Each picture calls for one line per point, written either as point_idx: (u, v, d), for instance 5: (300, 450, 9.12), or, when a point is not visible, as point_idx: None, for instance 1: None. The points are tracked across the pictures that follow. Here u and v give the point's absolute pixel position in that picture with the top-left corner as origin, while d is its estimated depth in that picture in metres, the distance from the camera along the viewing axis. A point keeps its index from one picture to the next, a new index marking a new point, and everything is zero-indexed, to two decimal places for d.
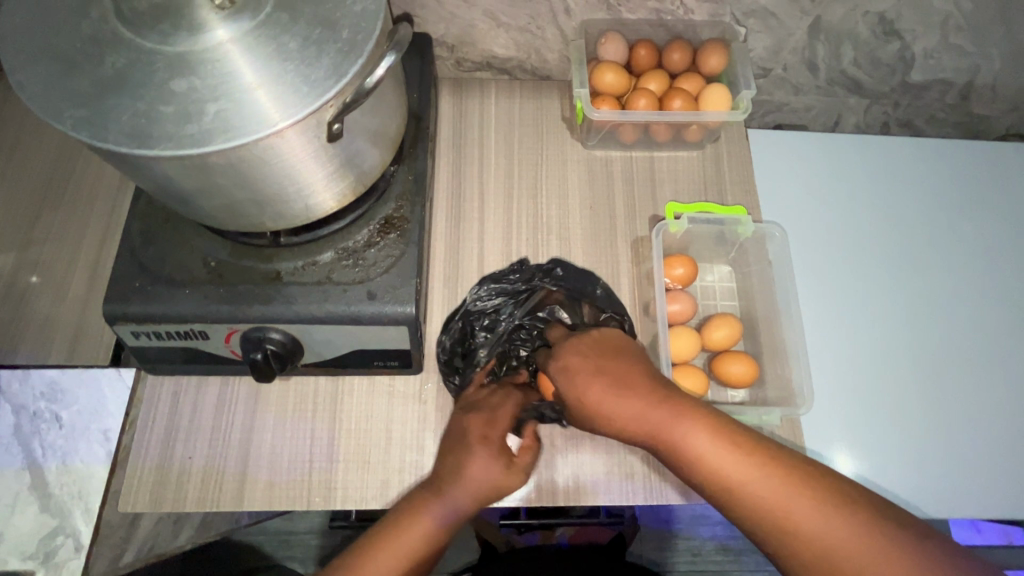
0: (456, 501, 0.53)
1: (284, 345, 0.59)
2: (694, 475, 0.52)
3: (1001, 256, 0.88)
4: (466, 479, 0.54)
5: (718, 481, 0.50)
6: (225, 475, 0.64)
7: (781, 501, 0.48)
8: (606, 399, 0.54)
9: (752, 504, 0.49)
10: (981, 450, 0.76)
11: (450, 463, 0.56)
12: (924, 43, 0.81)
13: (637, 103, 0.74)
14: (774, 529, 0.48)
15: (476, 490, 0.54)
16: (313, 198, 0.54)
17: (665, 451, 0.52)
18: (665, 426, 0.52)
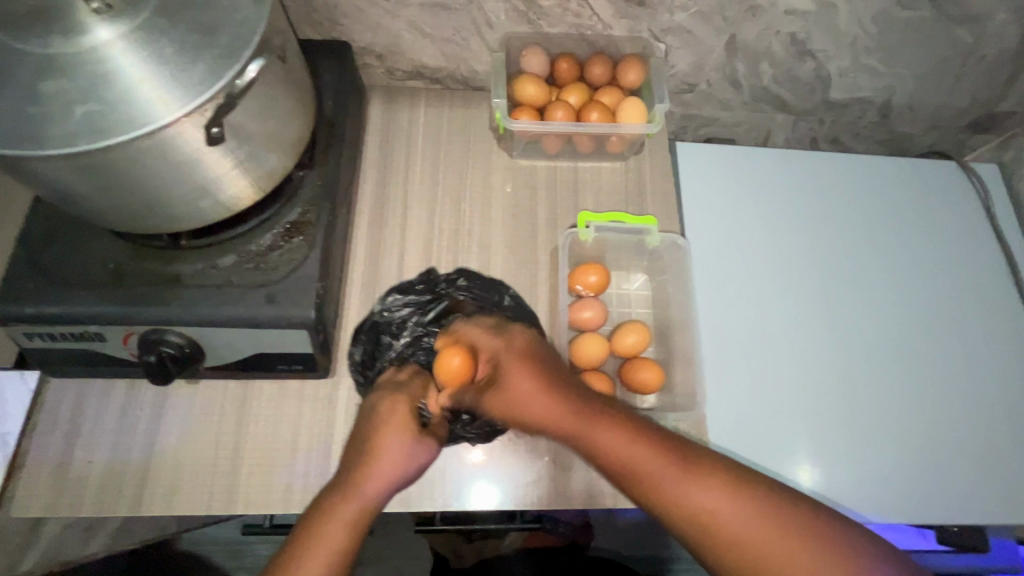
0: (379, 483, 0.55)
1: (182, 348, 0.59)
2: (643, 491, 0.51)
3: (913, 270, 0.90)
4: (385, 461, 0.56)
5: (665, 495, 0.50)
6: (126, 479, 0.63)
7: (732, 524, 0.48)
8: (553, 400, 0.58)
9: (706, 522, 0.49)
10: (877, 456, 0.77)
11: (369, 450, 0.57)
12: (838, 64, 0.84)
13: (555, 115, 0.76)
14: (729, 552, 0.48)
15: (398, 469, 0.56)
16: (206, 201, 0.54)
17: (607, 465, 0.53)
18: (606, 439, 0.54)
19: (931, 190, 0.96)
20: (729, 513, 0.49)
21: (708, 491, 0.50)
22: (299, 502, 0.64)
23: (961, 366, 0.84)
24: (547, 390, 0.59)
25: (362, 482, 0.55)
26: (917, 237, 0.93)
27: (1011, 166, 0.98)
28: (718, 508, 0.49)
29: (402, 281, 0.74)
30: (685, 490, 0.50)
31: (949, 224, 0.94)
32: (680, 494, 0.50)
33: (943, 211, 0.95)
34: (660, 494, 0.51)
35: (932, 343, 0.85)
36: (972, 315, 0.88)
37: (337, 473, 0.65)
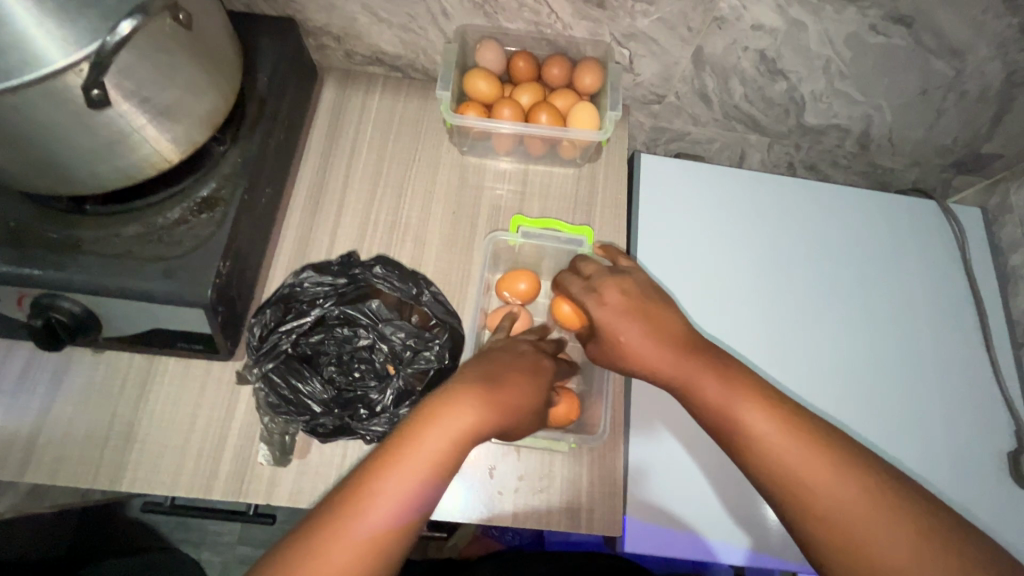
0: (390, 508, 0.45)
1: (75, 315, 0.57)
2: (727, 432, 0.52)
3: (878, 308, 0.85)
4: (401, 479, 0.46)
5: (744, 439, 0.51)
6: (15, 444, 0.62)
7: (794, 457, 0.49)
8: (655, 339, 0.56)
9: (765, 461, 0.50)
10: None
11: (384, 456, 0.47)
12: (810, 86, 0.80)
13: (502, 113, 0.74)
14: (792, 491, 0.48)
15: (419, 490, 0.46)
16: (100, 167, 0.52)
17: (700, 408, 0.54)
18: (707, 387, 0.53)
19: (909, 222, 0.91)
20: (790, 451, 0.49)
21: (761, 417, 0.51)
22: (185, 487, 0.62)
23: (916, 402, 0.79)
24: (649, 331, 0.56)
25: (385, 483, 0.45)
26: (887, 265, 0.87)
27: (995, 212, 0.93)
28: (778, 442, 0.49)
29: (322, 261, 0.69)
30: (751, 415, 0.51)
31: (923, 258, 0.88)
32: (765, 436, 0.50)
33: (919, 248, 0.89)
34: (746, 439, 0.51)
35: (886, 375, 0.81)
36: (934, 353, 0.83)
37: (229, 460, 0.63)
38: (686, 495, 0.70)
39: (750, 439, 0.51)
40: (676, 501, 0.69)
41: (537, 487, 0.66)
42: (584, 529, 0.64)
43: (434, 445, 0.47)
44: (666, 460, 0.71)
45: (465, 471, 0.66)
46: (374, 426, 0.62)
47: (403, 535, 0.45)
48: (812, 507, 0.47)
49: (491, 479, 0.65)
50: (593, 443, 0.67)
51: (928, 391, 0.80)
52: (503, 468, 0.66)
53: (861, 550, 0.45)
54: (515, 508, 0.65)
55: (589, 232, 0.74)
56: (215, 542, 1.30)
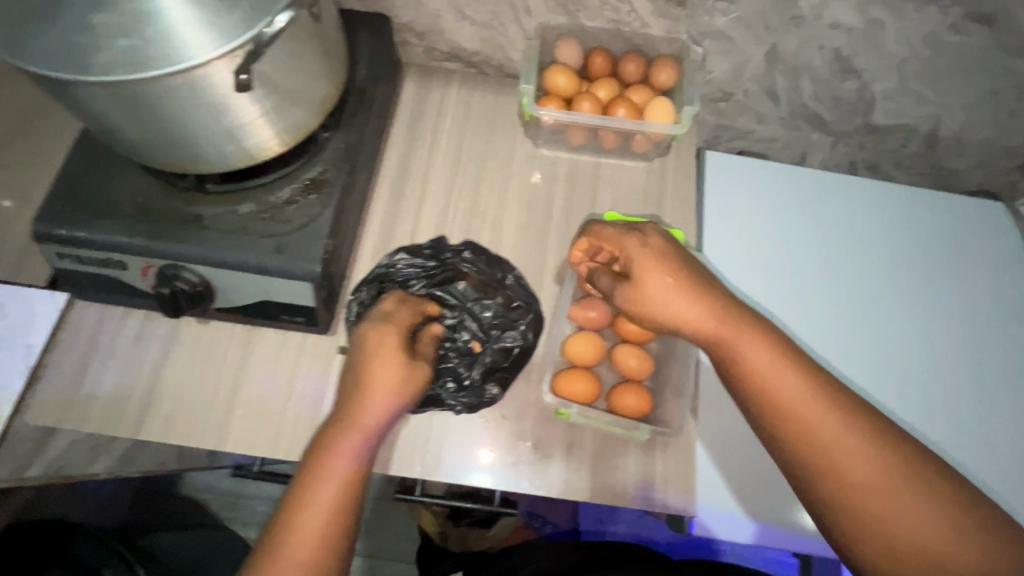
0: (325, 511, 0.52)
1: (195, 286, 0.62)
2: (764, 406, 0.55)
3: (948, 306, 0.85)
4: (325, 485, 0.53)
5: (781, 413, 0.54)
6: (130, 404, 0.67)
7: (829, 440, 0.52)
8: (689, 292, 0.58)
9: (800, 435, 0.53)
10: None
11: (306, 472, 0.53)
12: (882, 85, 0.81)
13: (582, 106, 0.77)
14: (827, 470, 0.52)
15: (330, 496, 0.52)
16: (228, 147, 0.57)
17: (742, 376, 0.56)
18: (746, 345, 0.56)
19: (977, 232, 0.91)
20: (827, 429, 0.52)
21: (804, 397, 0.54)
22: (284, 450, 0.66)
23: (977, 396, 0.80)
24: (690, 293, 0.58)
25: (311, 505, 0.52)
26: (946, 267, 0.88)
27: None
28: (816, 424, 0.53)
29: (414, 244, 0.76)
30: (800, 401, 0.53)
31: (993, 259, 0.89)
32: (804, 411, 0.53)
33: (987, 247, 0.90)
34: (786, 416, 0.54)
35: (947, 367, 0.81)
36: (1003, 352, 0.83)
37: None
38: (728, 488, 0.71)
39: (792, 416, 0.53)
40: (716, 492, 0.71)
41: (612, 466, 0.67)
42: (658, 509, 0.66)
43: (345, 451, 0.54)
44: (714, 450, 0.72)
45: (543, 449, 0.67)
46: (461, 399, 0.68)
47: (342, 528, 0.52)
48: (831, 478, 0.51)
49: (567, 458, 0.67)
50: (673, 432, 0.69)
51: (996, 390, 0.81)
52: (580, 448, 0.68)
53: (876, 521, 0.50)
54: (590, 485, 0.66)
55: (681, 234, 0.78)
56: (262, 522, 1.36)
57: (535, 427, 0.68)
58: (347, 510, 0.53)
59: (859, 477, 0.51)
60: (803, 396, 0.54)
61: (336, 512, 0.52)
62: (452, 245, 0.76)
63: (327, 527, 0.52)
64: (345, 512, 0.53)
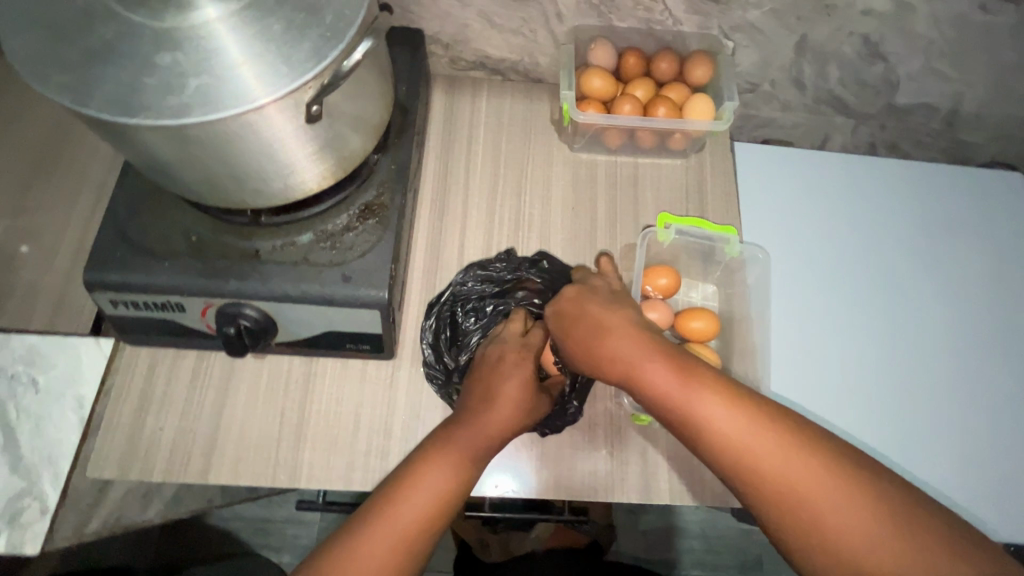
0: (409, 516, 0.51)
1: (257, 322, 0.61)
2: (681, 422, 0.52)
3: (979, 278, 0.89)
4: (418, 489, 0.53)
5: (711, 439, 0.50)
6: (194, 447, 0.65)
7: (767, 463, 0.48)
8: (603, 338, 0.56)
9: (736, 461, 0.49)
10: (949, 460, 0.77)
11: (412, 466, 0.54)
12: (907, 67, 0.83)
13: (623, 108, 0.76)
14: (744, 477, 0.49)
15: (425, 500, 0.52)
16: (291, 178, 0.55)
17: (658, 405, 0.53)
18: (655, 375, 0.53)
19: (1004, 259, 0.90)
20: (764, 449, 0.49)
21: (731, 420, 0.50)
22: (360, 481, 0.65)
23: (1014, 363, 0.84)
24: (609, 338, 0.56)
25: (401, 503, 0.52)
26: (962, 288, 0.88)
27: None
28: (738, 437, 0.49)
29: (484, 259, 0.74)
30: (740, 430, 0.50)
31: (1015, 228, 0.93)
32: (734, 434, 0.50)
33: (1009, 216, 0.93)
34: (716, 439, 0.50)
35: (985, 338, 0.85)
36: None
37: (397, 454, 0.66)
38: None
39: (721, 438, 0.50)
40: None
41: (688, 465, 0.68)
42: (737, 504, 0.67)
43: (458, 451, 0.55)
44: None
45: (618, 455, 0.68)
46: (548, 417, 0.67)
47: (422, 538, 0.52)
48: (779, 503, 0.48)
49: (644, 462, 0.68)
50: None
51: None
52: (654, 451, 0.68)
53: (806, 531, 0.47)
54: (669, 486, 0.67)
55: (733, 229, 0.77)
56: (296, 545, 1.31)
57: (607, 433, 0.69)
58: (436, 521, 0.52)
59: (807, 500, 0.47)
60: (729, 418, 0.50)
61: (422, 520, 0.52)
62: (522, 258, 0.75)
63: (407, 532, 0.51)
64: (436, 520, 0.52)
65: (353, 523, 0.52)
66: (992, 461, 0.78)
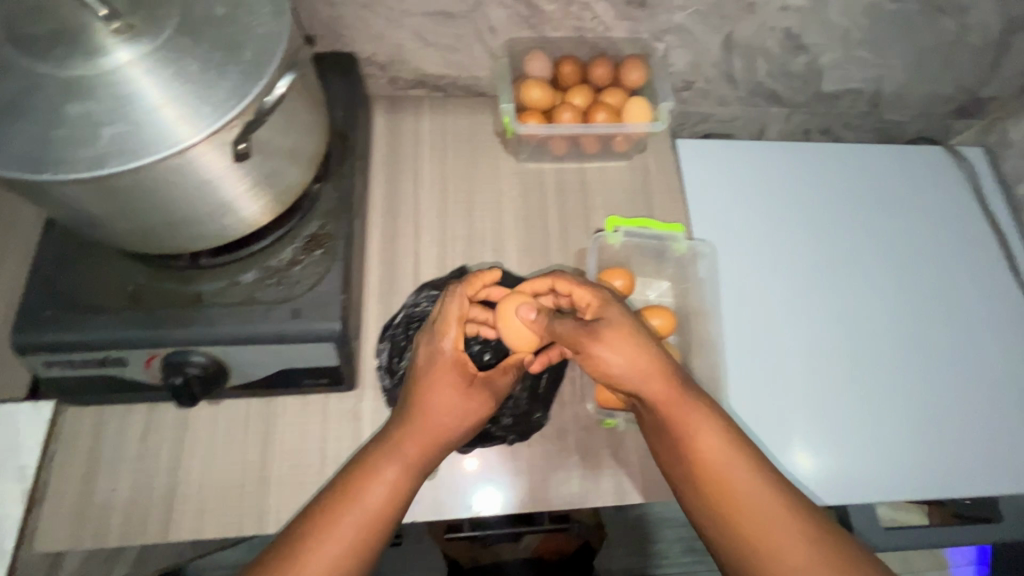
0: (356, 519, 0.53)
1: (207, 368, 0.58)
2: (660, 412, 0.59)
3: (916, 251, 0.93)
4: (377, 480, 0.55)
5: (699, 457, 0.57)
6: (152, 505, 0.62)
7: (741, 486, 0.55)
8: (646, 343, 0.59)
9: (716, 479, 0.55)
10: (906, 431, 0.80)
11: (374, 456, 0.56)
12: (829, 56, 0.86)
13: (562, 117, 0.78)
14: (704, 473, 0.56)
15: (380, 495, 0.54)
16: (228, 218, 0.54)
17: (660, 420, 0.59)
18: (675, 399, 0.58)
19: (943, 244, 0.94)
20: (741, 476, 0.55)
21: (718, 446, 0.57)
22: None
23: (957, 332, 0.87)
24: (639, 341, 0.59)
25: (364, 490, 0.54)
26: (920, 283, 0.90)
27: (995, 149, 1.01)
28: (720, 459, 0.56)
29: (437, 278, 0.74)
30: (725, 456, 0.56)
31: (948, 202, 0.97)
32: (718, 459, 0.56)
33: (938, 188, 0.98)
34: (702, 460, 0.56)
35: (928, 308, 0.88)
36: (973, 291, 0.91)
37: None
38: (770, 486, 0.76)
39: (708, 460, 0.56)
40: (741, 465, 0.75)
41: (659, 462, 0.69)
42: None
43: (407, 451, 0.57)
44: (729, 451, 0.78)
45: (590, 460, 0.68)
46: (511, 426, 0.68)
47: (375, 537, 0.53)
48: (743, 523, 0.54)
49: (615, 463, 0.68)
50: None
51: (974, 323, 0.88)
52: (625, 451, 0.69)
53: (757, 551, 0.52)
54: (643, 485, 0.67)
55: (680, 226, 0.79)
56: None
57: (577, 439, 0.69)
58: (388, 516, 0.54)
59: (768, 527, 0.53)
60: (719, 444, 0.57)
61: (378, 512, 0.54)
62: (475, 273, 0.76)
63: (364, 522, 0.53)
64: (384, 516, 0.54)
65: (315, 511, 0.54)
66: (939, 447, 0.79)
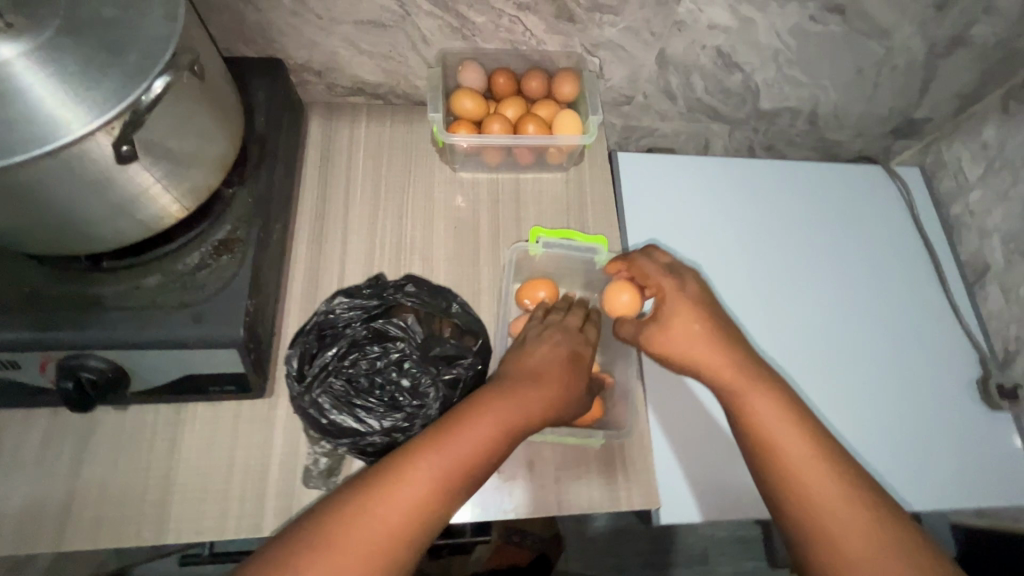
0: (414, 495, 0.48)
1: (104, 373, 0.57)
2: (734, 410, 0.57)
3: (849, 266, 0.94)
4: (439, 458, 0.50)
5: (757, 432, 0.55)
6: (47, 513, 0.60)
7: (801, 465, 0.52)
8: (707, 329, 0.59)
9: (776, 456, 0.53)
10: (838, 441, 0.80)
11: (435, 431, 0.51)
12: (763, 75, 0.88)
13: (492, 128, 0.78)
14: (766, 450, 0.54)
15: (438, 477, 0.49)
16: (123, 222, 0.52)
17: (722, 392, 0.57)
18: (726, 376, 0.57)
19: (877, 259, 0.95)
20: (801, 451, 0.53)
21: (777, 420, 0.54)
22: (234, 529, 0.61)
23: (886, 343, 0.89)
24: (705, 329, 0.59)
25: (418, 471, 0.49)
26: (870, 300, 0.92)
27: (931, 170, 1.04)
28: (785, 437, 0.54)
29: (352, 286, 0.72)
30: (780, 432, 0.54)
31: (882, 218, 0.99)
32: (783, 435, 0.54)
33: (870, 205, 1.00)
34: (762, 436, 0.54)
35: (858, 321, 0.90)
36: (910, 301, 0.93)
37: (273, 496, 0.63)
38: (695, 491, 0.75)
39: (765, 433, 0.54)
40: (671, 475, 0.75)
41: (575, 473, 0.68)
42: (625, 507, 0.67)
43: (477, 432, 0.51)
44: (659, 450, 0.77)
45: (505, 470, 0.68)
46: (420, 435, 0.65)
47: (424, 530, 0.48)
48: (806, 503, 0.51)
49: (530, 473, 0.68)
50: (622, 434, 0.70)
51: (904, 335, 0.90)
52: (541, 461, 0.68)
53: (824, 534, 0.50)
54: (558, 496, 0.67)
55: (604, 240, 0.77)
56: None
57: None
58: (444, 502, 0.49)
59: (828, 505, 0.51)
60: (780, 419, 0.54)
61: (433, 496, 0.49)
62: (391, 281, 0.74)
63: (418, 507, 0.48)
64: (440, 501, 0.49)
65: (363, 483, 0.49)
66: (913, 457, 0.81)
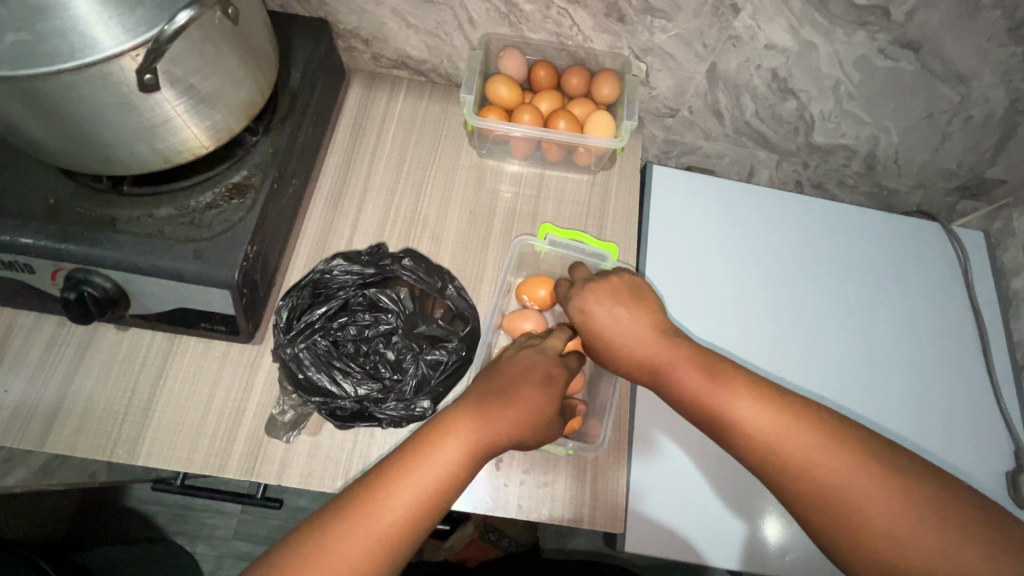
0: (381, 530, 0.46)
1: (106, 291, 0.59)
2: (718, 430, 0.51)
3: (879, 319, 0.87)
4: (404, 489, 0.47)
5: (747, 437, 0.49)
6: (37, 413, 0.64)
7: (814, 466, 0.46)
8: (641, 337, 0.56)
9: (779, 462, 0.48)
10: None
11: (397, 460, 0.49)
12: (820, 106, 0.83)
13: (523, 117, 0.77)
14: (766, 462, 0.48)
15: (405, 508, 0.47)
16: (141, 147, 0.54)
17: (690, 405, 0.53)
18: (690, 381, 0.53)
19: (913, 315, 0.88)
20: (802, 444, 0.47)
21: (762, 416, 0.49)
22: (200, 462, 0.63)
23: (910, 398, 0.82)
24: (645, 338, 0.56)
25: (381, 505, 0.46)
26: (900, 361, 0.85)
27: (997, 237, 0.95)
28: (776, 438, 0.48)
29: (351, 251, 0.73)
30: (778, 437, 0.48)
31: (925, 271, 0.91)
32: (776, 437, 0.48)
33: (915, 258, 0.92)
34: (753, 445, 0.49)
35: (880, 374, 0.83)
36: (940, 352, 0.86)
37: (243, 439, 0.64)
38: (688, 500, 0.70)
39: (750, 434, 0.49)
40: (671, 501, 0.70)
41: (542, 480, 0.66)
42: (587, 526, 0.65)
43: (442, 460, 0.49)
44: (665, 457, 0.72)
45: None
46: (389, 410, 0.64)
47: (425, 521, 0.48)
48: (836, 507, 0.45)
49: (495, 472, 0.66)
50: (596, 448, 0.67)
51: (930, 391, 0.83)
52: (507, 462, 0.66)
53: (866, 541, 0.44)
54: (519, 499, 0.65)
55: (615, 248, 0.75)
56: (210, 536, 1.18)
57: None
58: (413, 532, 0.47)
59: (853, 499, 0.45)
60: (763, 415, 0.49)
61: (402, 528, 0.46)
62: (391, 252, 0.74)
63: (385, 542, 0.46)
64: (410, 530, 0.47)
65: (325, 518, 0.46)
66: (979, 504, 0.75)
